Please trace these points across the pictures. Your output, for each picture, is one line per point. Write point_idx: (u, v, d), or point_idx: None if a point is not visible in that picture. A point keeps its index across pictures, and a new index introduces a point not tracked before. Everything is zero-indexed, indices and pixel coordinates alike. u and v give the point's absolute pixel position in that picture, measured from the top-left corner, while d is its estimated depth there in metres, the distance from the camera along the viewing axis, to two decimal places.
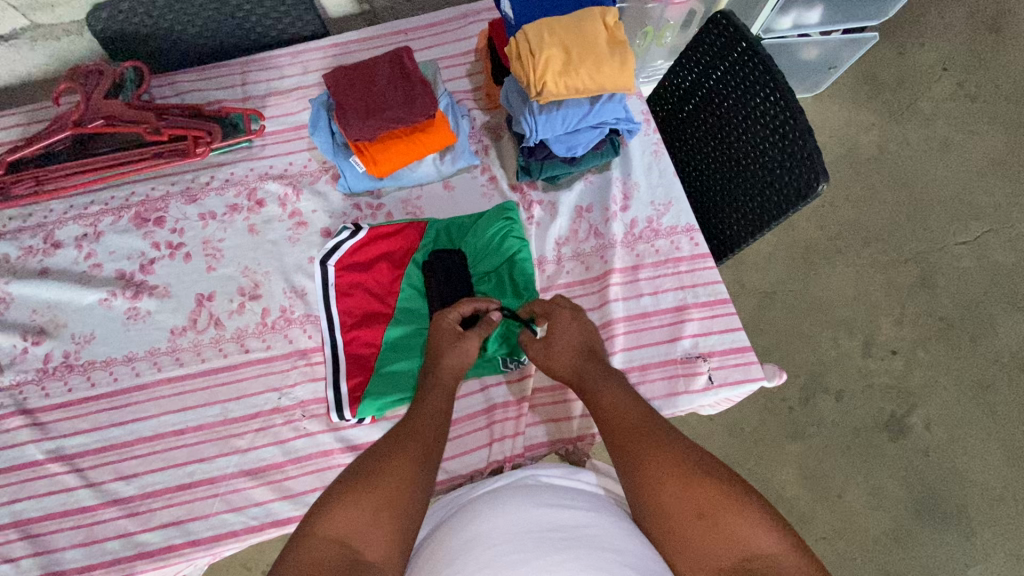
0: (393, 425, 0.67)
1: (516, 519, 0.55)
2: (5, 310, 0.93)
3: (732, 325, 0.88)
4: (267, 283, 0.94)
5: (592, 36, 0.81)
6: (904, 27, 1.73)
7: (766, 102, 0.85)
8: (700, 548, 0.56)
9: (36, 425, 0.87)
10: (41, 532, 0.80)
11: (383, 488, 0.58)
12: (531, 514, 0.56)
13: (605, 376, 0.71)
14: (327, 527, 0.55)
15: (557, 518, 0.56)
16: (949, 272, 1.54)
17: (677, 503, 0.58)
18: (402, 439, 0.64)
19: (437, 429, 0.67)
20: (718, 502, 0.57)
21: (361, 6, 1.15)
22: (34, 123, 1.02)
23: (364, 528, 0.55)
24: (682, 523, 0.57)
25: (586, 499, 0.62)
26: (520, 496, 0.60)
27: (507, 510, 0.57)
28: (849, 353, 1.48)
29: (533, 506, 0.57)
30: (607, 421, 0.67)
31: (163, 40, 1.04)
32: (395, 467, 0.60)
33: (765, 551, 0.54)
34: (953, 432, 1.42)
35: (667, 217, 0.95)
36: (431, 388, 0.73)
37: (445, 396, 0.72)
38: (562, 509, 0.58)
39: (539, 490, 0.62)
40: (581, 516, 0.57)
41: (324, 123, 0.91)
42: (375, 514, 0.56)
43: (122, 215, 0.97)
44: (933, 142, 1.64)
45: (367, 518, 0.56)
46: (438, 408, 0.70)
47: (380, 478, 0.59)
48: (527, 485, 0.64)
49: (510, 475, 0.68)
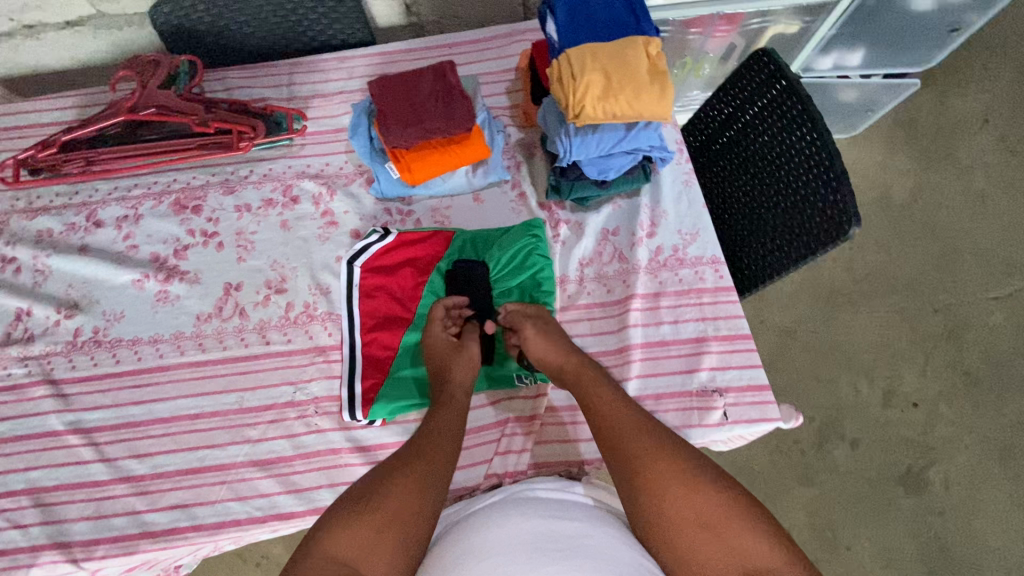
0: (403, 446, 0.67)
1: (510, 529, 0.55)
2: (43, 282, 0.97)
3: (752, 361, 0.87)
4: (294, 279, 0.96)
5: (634, 64, 0.81)
6: (948, 75, 1.72)
7: (802, 142, 0.85)
8: (700, 556, 0.57)
9: (60, 396, 0.89)
10: (52, 502, 0.83)
11: (389, 507, 0.58)
12: (526, 524, 0.56)
13: (606, 385, 0.73)
14: (330, 547, 0.56)
15: (552, 529, 0.56)
16: (978, 327, 1.50)
17: (681, 510, 0.58)
18: (411, 459, 0.64)
19: (444, 449, 0.67)
20: (721, 513, 0.58)
21: (409, 19, 1.19)
22: (90, 106, 1.07)
23: (367, 549, 0.56)
24: (682, 533, 0.58)
25: (579, 511, 0.62)
26: (515, 509, 0.60)
27: (501, 523, 0.57)
28: (867, 401, 1.45)
29: (527, 518, 0.57)
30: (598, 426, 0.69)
31: (218, 37, 1.08)
32: (401, 486, 0.61)
33: (770, 566, 0.55)
34: (972, 494, 1.37)
35: (693, 247, 0.95)
36: (443, 407, 0.74)
37: (454, 419, 0.73)
38: (558, 520, 0.58)
39: (534, 503, 0.62)
40: (578, 526, 0.57)
41: (364, 128, 0.94)
42: (378, 534, 0.56)
43: (162, 201, 1.01)
44: (969, 194, 1.61)
45: (369, 538, 0.56)
46: (448, 428, 0.71)
47: (386, 497, 0.59)
48: (522, 498, 0.64)
49: (505, 489, 0.68)
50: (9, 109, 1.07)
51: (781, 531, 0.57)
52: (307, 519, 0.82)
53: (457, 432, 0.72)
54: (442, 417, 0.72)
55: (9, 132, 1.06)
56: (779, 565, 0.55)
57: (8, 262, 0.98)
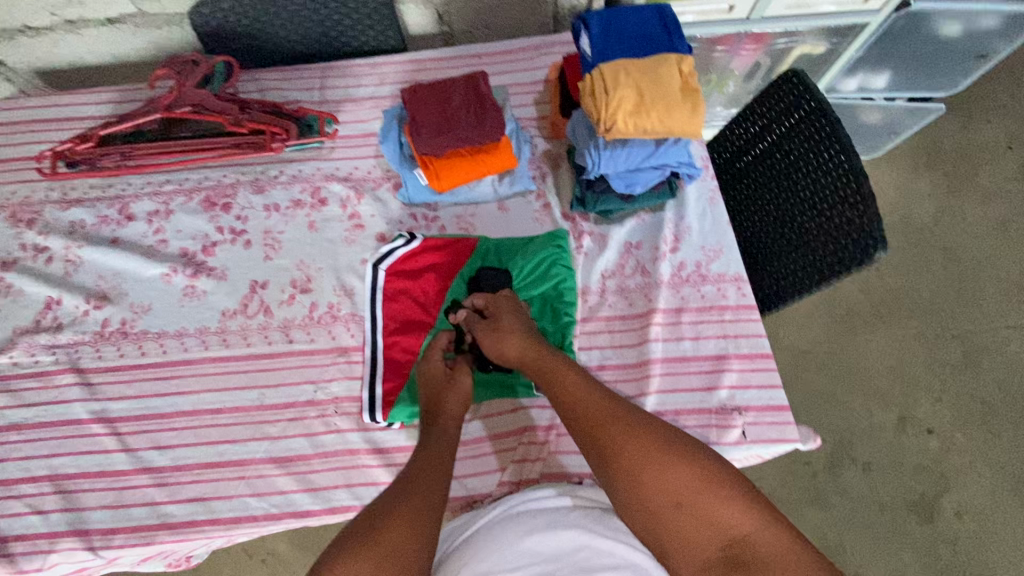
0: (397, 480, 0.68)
1: (512, 557, 0.60)
2: (73, 272, 0.99)
3: (773, 381, 0.87)
4: (319, 279, 0.97)
5: (667, 81, 0.82)
6: (972, 100, 1.71)
7: (829, 163, 0.86)
8: (683, 534, 0.60)
9: (86, 385, 0.91)
10: (74, 489, 0.84)
11: (385, 545, 0.58)
12: (525, 548, 0.61)
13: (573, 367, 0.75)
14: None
15: (548, 546, 0.61)
16: (996, 355, 1.48)
17: (661, 490, 0.61)
18: (404, 495, 0.64)
19: (439, 479, 0.68)
20: (694, 489, 0.61)
21: (440, 27, 1.20)
22: (126, 102, 1.10)
23: None
24: (661, 514, 0.60)
25: (572, 514, 0.65)
26: (511, 528, 0.64)
27: (502, 549, 0.61)
28: (881, 426, 1.43)
29: (524, 538, 0.62)
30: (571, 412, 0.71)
31: (254, 39, 1.10)
32: (396, 526, 0.60)
33: (745, 531, 0.59)
34: (985, 524, 1.35)
35: (716, 263, 0.95)
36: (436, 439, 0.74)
37: (448, 448, 0.73)
38: (551, 532, 0.62)
39: (531, 516, 0.66)
40: (573, 538, 0.61)
41: (394, 134, 0.95)
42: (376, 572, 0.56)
43: (193, 197, 1.03)
44: (990, 221, 1.60)
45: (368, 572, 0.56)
46: (440, 460, 0.71)
47: (381, 536, 0.59)
48: (518, 512, 0.68)
49: (504, 503, 0.71)
50: (49, 102, 1.10)
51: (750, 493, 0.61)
52: (322, 518, 0.83)
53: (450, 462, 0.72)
54: (434, 449, 0.73)
55: (48, 124, 1.09)
56: (752, 527, 0.59)
57: (40, 251, 1.00)
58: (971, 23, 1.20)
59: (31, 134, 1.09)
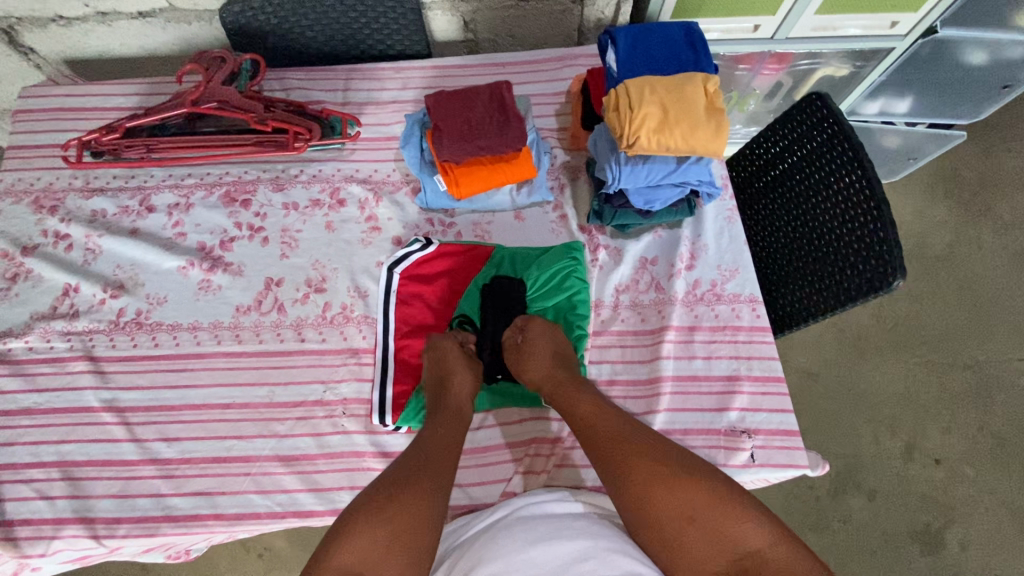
0: (409, 456, 0.71)
1: (519, 563, 0.60)
2: (92, 260, 1.00)
3: (784, 406, 0.86)
4: (333, 279, 0.97)
5: (692, 99, 0.82)
6: (996, 129, 1.69)
7: (850, 188, 0.85)
8: (693, 550, 0.61)
9: (99, 373, 0.92)
10: (81, 477, 0.84)
11: (398, 519, 0.61)
12: (531, 556, 0.61)
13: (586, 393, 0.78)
14: (340, 559, 0.58)
15: (553, 555, 0.61)
16: (1008, 387, 1.46)
17: (671, 509, 0.63)
18: (418, 474, 0.67)
19: (449, 462, 0.71)
20: (704, 506, 0.62)
21: (465, 35, 1.21)
22: (154, 95, 1.11)
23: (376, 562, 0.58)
24: (673, 531, 0.62)
25: (577, 527, 0.66)
26: (517, 537, 0.65)
27: (509, 555, 0.62)
28: (888, 453, 1.42)
29: (529, 547, 0.62)
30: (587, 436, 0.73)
31: (281, 39, 1.11)
32: (409, 503, 0.63)
33: (758, 547, 0.59)
34: (990, 559, 1.33)
35: (731, 283, 0.94)
36: (446, 420, 0.77)
37: (458, 430, 0.76)
38: (557, 543, 0.62)
39: (538, 526, 0.67)
40: (580, 548, 0.61)
41: (416, 139, 0.95)
42: (389, 547, 0.59)
43: (213, 192, 1.04)
44: (1008, 251, 1.58)
45: (379, 550, 0.59)
46: (450, 442, 0.74)
47: (391, 511, 0.61)
48: (525, 517, 0.70)
49: (508, 505, 0.75)
50: (77, 92, 1.12)
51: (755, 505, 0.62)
52: (326, 519, 0.83)
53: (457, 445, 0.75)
54: (445, 431, 0.75)
55: (75, 113, 1.11)
56: (762, 541, 0.60)
57: (61, 238, 1.01)
58: (1000, 53, 1.20)
59: (58, 122, 1.10)
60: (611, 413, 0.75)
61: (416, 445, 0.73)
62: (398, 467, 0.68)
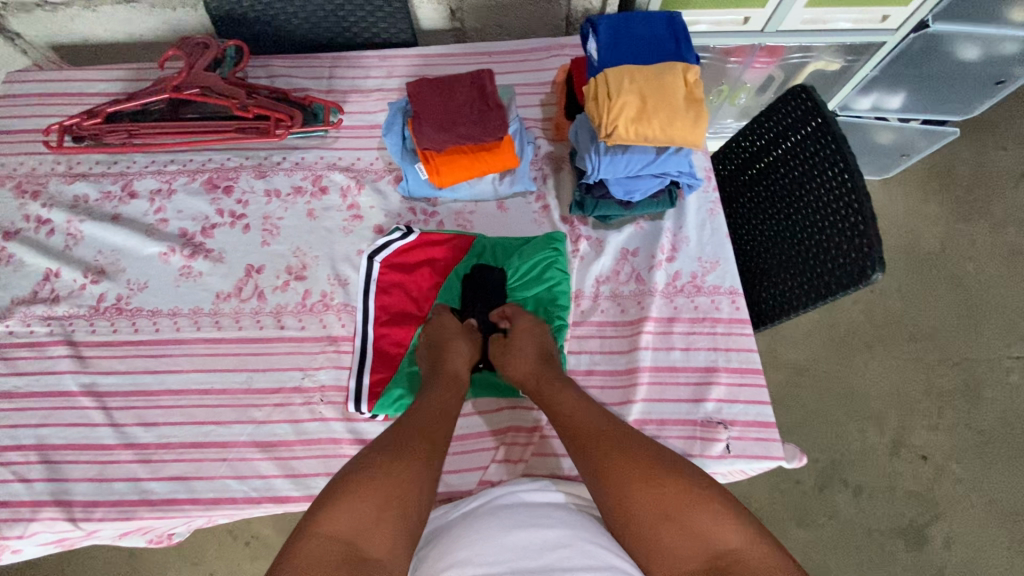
0: (401, 422, 0.72)
1: (491, 547, 0.60)
2: (74, 246, 1.00)
3: (760, 397, 0.86)
4: (314, 267, 0.97)
5: (670, 90, 0.82)
6: (989, 127, 1.69)
7: (833, 181, 0.85)
8: (668, 548, 0.60)
9: (78, 358, 0.92)
10: (59, 461, 0.85)
11: (392, 486, 0.61)
12: (505, 541, 0.61)
13: (568, 387, 0.78)
14: (331, 525, 0.57)
15: (531, 540, 0.60)
16: (997, 384, 1.47)
17: (648, 503, 0.62)
18: (410, 440, 0.68)
19: (443, 430, 0.72)
20: (681, 502, 0.62)
21: (452, 23, 1.20)
22: (137, 81, 1.11)
23: (368, 527, 0.58)
24: (650, 527, 0.61)
25: (556, 518, 0.66)
26: (496, 524, 0.65)
27: (485, 538, 0.62)
28: (875, 449, 1.42)
29: (508, 532, 0.62)
30: (569, 430, 0.73)
31: (266, 25, 1.10)
32: (402, 470, 0.63)
33: (731, 546, 0.59)
34: (975, 555, 1.34)
35: (711, 275, 0.94)
36: (441, 386, 0.78)
37: (455, 396, 0.78)
38: (535, 530, 0.62)
39: (516, 516, 0.67)
40: (555, 536, 0.61)
41: (398, 127, 0.94)
42: (381, 512, 0.59)
43: (196, 178, 1.03)
44: (1000, 249, 1.58)
45: (371, 515, 0.59)
46: (444, 408, 0.75)
47: (385, 477, 0.62)
48: (503, 508, 0.70)
49: (487, 495, 0.75)
50: (61, 77, 1.12)
51: (729, 502, 0.62)
52: (301, 505, 0.83)
53: (453, 414, 0.76)
54: (442, 399, 0.76)
55: (59, 99, 1.10)
56: (738, 543, 0.59)
57: (43, 223, 1.01)
58: (993, 47, 1.19)
59: (42, 107, 1.10)
60: (593, 409, 0.75)
61: (409, 414, 0.73)
62: (390, 433, 0.69)
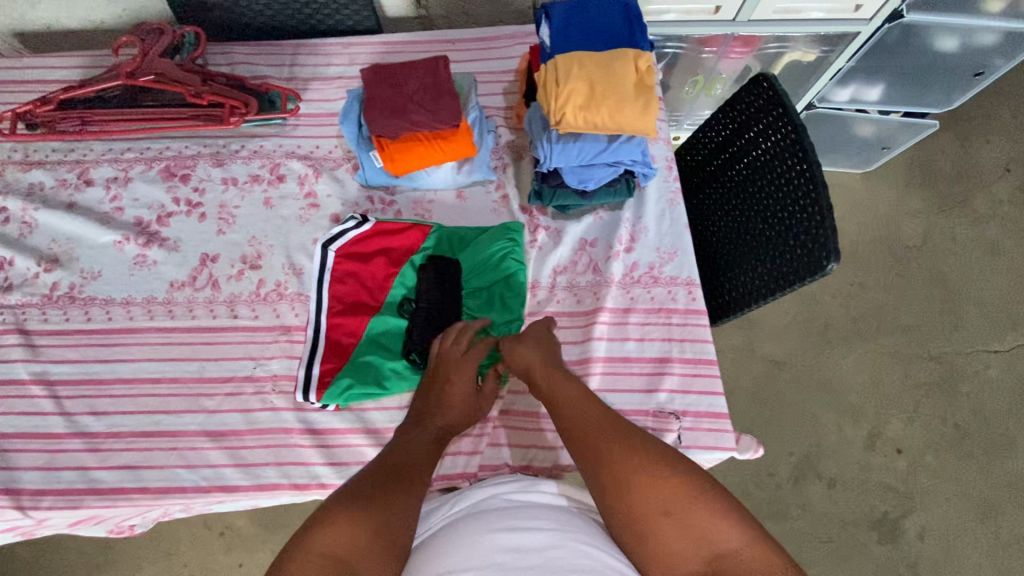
0: (392, 449, 0.72)
1: (480, 549, 0.57)
2: (28, 234, 0.99)
3: (714, 388, 0.86)
4: (268, 256, 0.96)
5: (619, 78, 0.82)
6: (970, 120, 1.68)
7: (792, 172, 0.84)
8: (670, 548, 0.60)
9: (29, 346, 0.91)
10: (7, 449, 0.84)
11: (388, 510, 0.61)
12: (493, 542, 0.58)
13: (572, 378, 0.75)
14: (324, 545, 0.57)
15: (520, 541, 0.58)
16: (973, 378, 1.46)
17: (647, 502, 0.62)
18: (403, 467, 0.68)
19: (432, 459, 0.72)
20: (680, 498, 0.62)
21: (418, 11, 1.19)
22: (95, 68, 1.10)
23: (361, 548, 0.58)
24: (650, 524, 0.61)
25: (540, 516, 0.64)
26: (480, 521, 0.62)
27: (472, 539, 0.59)
28: (850, 441, 1.42)
29: (494, 532, 0.60)
30: (572, 426, 0.71)
31: (225, 12, 1.09)
32: (397, 495, 0.64)
33: (733, 546, 0.59)
34: (948, 547, 1.34)
35: (669, 266, 0.93)
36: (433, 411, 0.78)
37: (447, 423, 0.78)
38: (524, 530, 0.60)
39: (494, 514, 0.64)
40: (545, 537, 0.59)
41: (354, 114, 0.93)
42: (375, 535, 0.59)
43: (153, 166, 1.02)
44: (980, 244, 1.57)
45: (366, 538, 0.58)
46: (433, 436, 0.75)
47: (380, 501, 0.62)
48: (485, 506, 0.67)
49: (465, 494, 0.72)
50: (18, 63, 1.10)
51: (704, 494, 0.62)
52: (249, 495, 0.83)
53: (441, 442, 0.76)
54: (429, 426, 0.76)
55: (15, 85, 1.09)
56: (738, 544, 0.59)
57: None
58: (970, 38, 1.18)
59: None
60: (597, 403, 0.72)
61: (400, 441, 0.74)
62: (383, 459, 0.70)
